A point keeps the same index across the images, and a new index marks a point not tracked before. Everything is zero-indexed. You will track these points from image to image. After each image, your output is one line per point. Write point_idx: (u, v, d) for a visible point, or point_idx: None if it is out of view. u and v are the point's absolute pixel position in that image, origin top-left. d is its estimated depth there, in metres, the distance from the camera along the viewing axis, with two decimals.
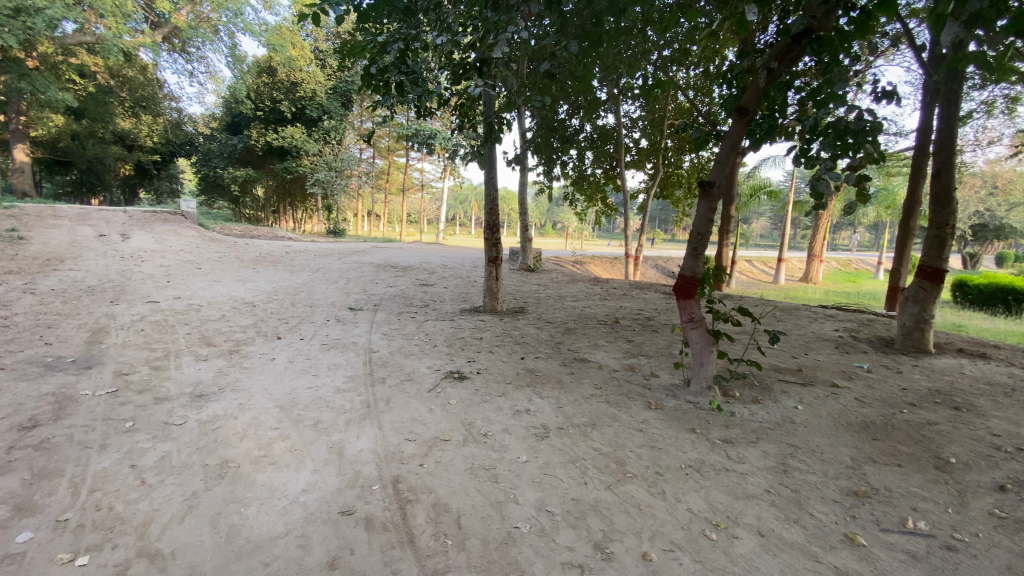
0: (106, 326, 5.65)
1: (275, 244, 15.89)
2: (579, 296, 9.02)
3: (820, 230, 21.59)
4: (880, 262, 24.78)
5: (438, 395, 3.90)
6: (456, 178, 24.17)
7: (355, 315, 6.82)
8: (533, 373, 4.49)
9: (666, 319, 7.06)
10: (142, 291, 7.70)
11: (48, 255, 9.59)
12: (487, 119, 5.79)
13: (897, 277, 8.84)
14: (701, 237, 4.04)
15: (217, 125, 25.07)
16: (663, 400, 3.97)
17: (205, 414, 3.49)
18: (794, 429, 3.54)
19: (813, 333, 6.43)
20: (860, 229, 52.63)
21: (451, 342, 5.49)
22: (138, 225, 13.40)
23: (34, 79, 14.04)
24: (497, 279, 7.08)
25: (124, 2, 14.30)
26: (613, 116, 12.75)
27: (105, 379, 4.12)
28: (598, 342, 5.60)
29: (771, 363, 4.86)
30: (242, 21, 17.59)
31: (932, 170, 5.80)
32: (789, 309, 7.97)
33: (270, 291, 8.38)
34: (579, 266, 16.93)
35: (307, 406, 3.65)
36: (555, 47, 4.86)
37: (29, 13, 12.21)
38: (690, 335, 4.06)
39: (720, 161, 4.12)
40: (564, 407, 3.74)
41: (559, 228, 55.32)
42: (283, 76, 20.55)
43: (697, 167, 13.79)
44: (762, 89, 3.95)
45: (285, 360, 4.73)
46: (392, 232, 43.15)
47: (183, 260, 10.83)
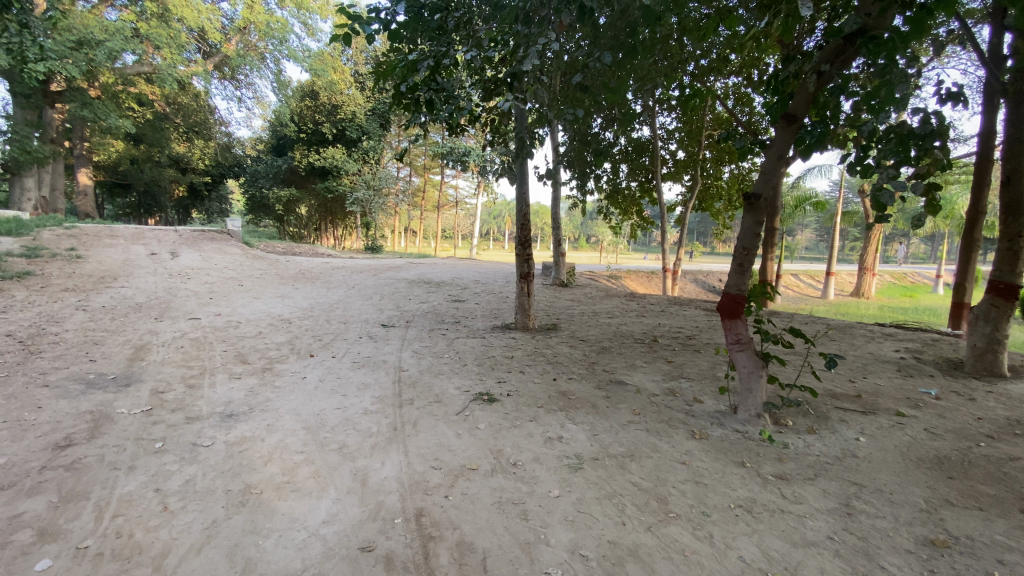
0: (148, 343, 5.82)
1: (315, 261, 16.29)
2: (615, 313, 8.74)
3: (871, 242, 20.50)
4: (939, 276, 23.23)
5: (467, 419, 3.75)
6: (490, 194, 24.33)
7: (387, 332, 6.79)
8: (566, 396, 4.28)
9: (707, 338, 6.70)
10: (186, 308, 7.95)
11: (103, 273, 10.10)
12: (519, 133, 5.70)
13: (961, 292, 8.15)
14: (747, 253, 3.78)
15: (263, 147, 26.22)
16: (707, 428, 3.68)
17: (232, 436, 3.46)
18: (857, 465, 3.19)
19: (871, 354, 5.95)
20: (914, 241, 49.92)
21: (482, 361, 5.35)
22: (186, 243, 14.02)
23: (96, 108, 15.06)
24: (529, 295, 6.92)
25: (177, 32, 15.23)
26: (648, 128, 12.55)
27: (141, 397, 4.18)
28: (635, 363, 5.34)
29: (826, 388, 4.48)
30: (287, 48, 18.39)
31: (1001, 177, 5.32)
32: (842, 328, 7.45)
33: (307, 307, 8.50)
34: (614, 281, 16.59)
35: (333, 429, 3.57)
36: (587, 58, 4.75)
37: (92, 46, 13.16)
38: (737, 358, 3.78)
39: (766, 171, 3.85)
40: (599, 435, 3.52)
41: (594, 242, 54.85)
42: (325, 99, 21.33)
43: (738, 178, 13.35)
44: (812, 94, 3.65)
45: (315, 379, 4.70)
46: (428, 247, 43.85)
47: (226, 277, 11.21)
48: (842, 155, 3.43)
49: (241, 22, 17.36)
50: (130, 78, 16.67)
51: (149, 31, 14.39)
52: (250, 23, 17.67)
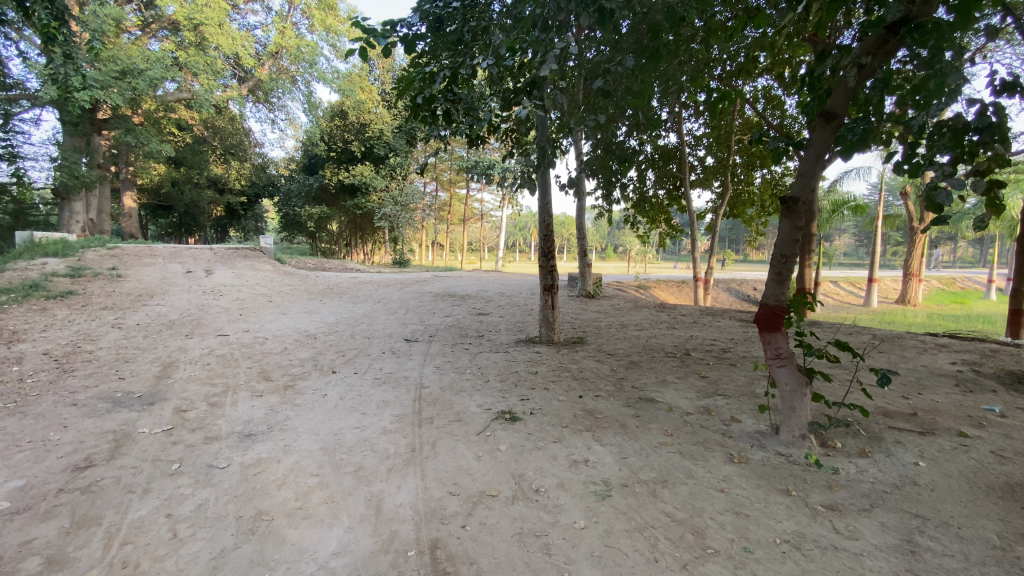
0: (176, 360, 5.89)
1: (343, 276, 16.50)
2: (644, 325, 8.44)
3: (915, 246, 19.53)
4: (991, 280, 21.89)
5: (488, 440, 3.58)
6: (515, 206, 24.31)
7: (410, 347, 6.70)
8: (593, 415, 4.06)
9: (743, 351, 6.35)
10: (215, 325, 8.07)
11: (140, 291, 10.42)
12: (539, 143, 5.57)
13: (1019, 298, 7.56)
14: (785, 260, 3.53)
15: (295, 166, 26.99)
16: (747, 451, 3.40)
17: (248, 457, 3.38)
18: (918, 494, 2.87)
19: (925, 368, 5.49)
20: (961, 244, 47.47)
21: (505, 377, 5.18)
22: (221, 261, 14.40)
23: (138, 133, 15.78)
24: (553, 307, 6.74)
25: (213, 58, 15.83)
26: (675, 134, 12.31)
27: (164, 416, 4.18)
28: (666, 379, 5.06)
29: (877, 406, 4.12)
30: (316, 70, 18.90)
31: None
32: (890, 339, 6.97)
33: (332, 322, 8.53)
34: (643, 291, 16.21)
35: (350, 449, 3.46)
36: (608, 62, 4.59)
37: (134, 75, 13.82)
38: (777, 374, 3.52)
39: (803, 173, 3.61)
40: (628, 458, 3.29)
41: (622, 252, 54.29)
42: (353, 118, 21.83)
43: (770, 183, 12.93)
44: (851, 89, 3.38)
45: (335, 396, 4.62)
46: (455, 261, 44.17)
47: (256, 293, 11.40)
48: (888, 154, 3.14)
49: (273, 48, 17.97)
50: (171, 104, 17.42)
51: (187, 59, 15.01)
52: (282, 48, 18.26)
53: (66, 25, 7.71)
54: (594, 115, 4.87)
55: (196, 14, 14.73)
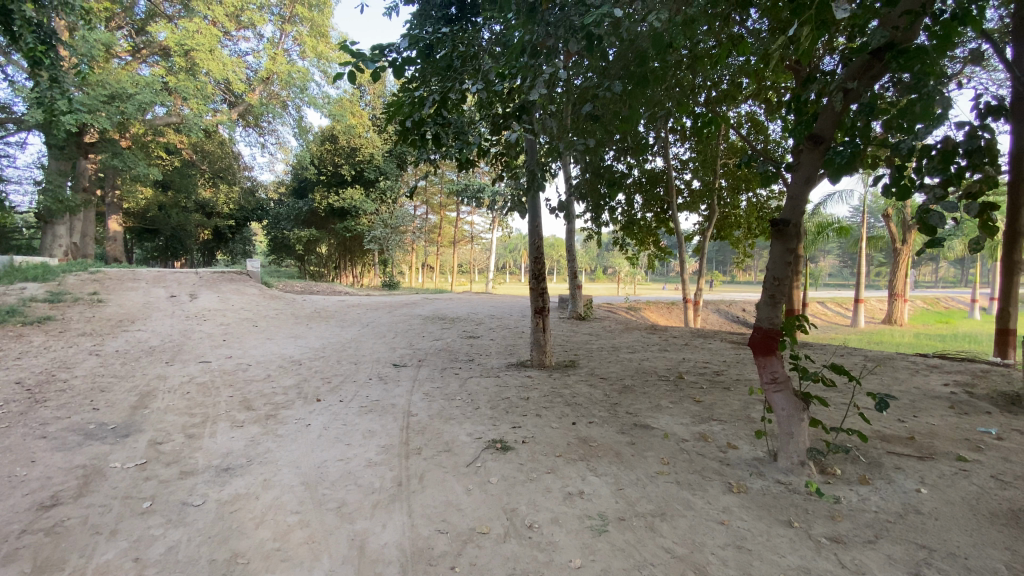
0: (154, 389, 5.67)
1: (331, 300, 16.27)
2: (635, 347, 8.36)
3: (899, 267, 19.85)
4: (974, 299, 22.21)
5: (478, 471, 3.44)
6: (505, 228, 24.37)
7: (398, 373, 6.53)
8: (586, 443, 3.94)
9: (737, 374, 6.28)
10: (197, 351, 7.84)
11: (122, 316, 10.16)
12: (528, 166, 5.57)
13: (1006, 318, 7.61)
14: (778, 282, 3.50)
15: (285, 191, 26.93)
16: (745, 480, 3.30)
17: (225, 493, 3.21)
18: (922, 523, 2.77)
19: (919, 390, 5.44)
20: (943, 265, 48.40)
21: (496, 404, 5.03)
22: (205, 285, 14.15)
23: (125, 157, 15.63)
24: (544, 330, 6.65)
25: (203, 83, 15.84)
26: (662, 158, 12.48)
27: (138, 449, 3.98)
28: (660, 404, 4.96)
29: (875, 431, 4.05)
30: (307, 96, 19.04)
31: None
32: (882, 360, 6.95)
33: (319, 348, 8.34)
34: (634, 313, 16.18)
35: (334, 484, 3.30)
36: (596, 88, 4.64)
37: (123, 99, 13.76)
38: (773, 400, 3.45)
39: (793, 196, 3.61)
40: (623, 490, 3.17)
41: (612, 274, 54.60)
42: (344, 142, 21.93)
43: (756, 206, 13.13)
44: (838, 113, 3.40)
45: (319, 426, 4.45)
46: (445, 283, 44.03)
47: (241, 318, 11.17)
48: (877, 176, 3.16)
49: (264, 73, 18.09)
50: (160, 128, 17.38)
51: (177, 84, 15.03)
52: (273, 73, 18.38)
53: (54, 49, 7.68)
54: (584, 139, 4.89)
55: (188, 40, 14.81)
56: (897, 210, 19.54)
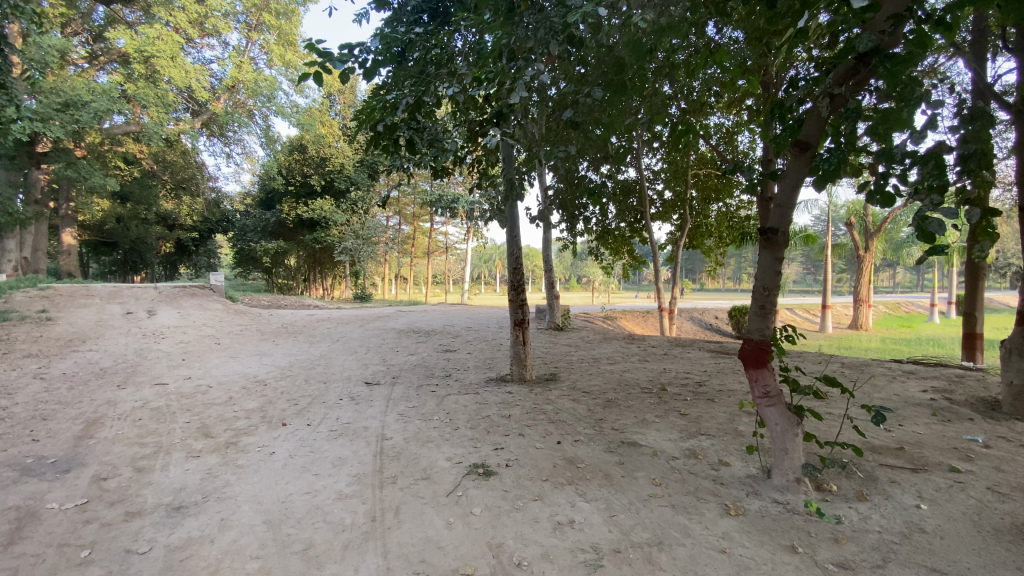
0: (102, 416, 5.19)
1: (300, 314, 15.70)
2: (616, 358, 8.22)
3: (863, 273, 20.44)
4: (933, 304, 23.05)
5: (459, 501, 3.18)
6: (480, 238, 24.16)
7: (372, 392, 6.21)
8: (574, 464, 3.72)
9: (719, 384, 6.19)
10: (153, 372, 7.31)
11: (72, 336, 9.47)
12: (506, 174, 5.36)
13: (972, 322, 7.78)
14: (768, 292, 3.39)
15: (252, 202, 26.09)
16: (742, 501, 3.14)
17: (175, 537, 2.86)
18: (928, 543, 2.65)
19: (899, 397, 5.44)
20: (900, 270, 50.47)
21: (476, 423, 4.77)
22: (165, 301, 13.42)
23: (80, 167, 14.78)
24: (524, 343, 6.44)
25: (164, 91, 15.19)
26: (635, 169, 12.54)
27: (79, 487, 3.56)
28: (646, 419, 4.79)
29: (865, 442, 3.97)
30: (274, 104, 18.52)
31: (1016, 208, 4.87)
32: (859, 367, 6.99)
33: (286, 366, 7.90)
34: (610, 322, 16.15)
35: (300, 522, 2.98)
36: (575, 95, 4.56)
37: (77, 107, 13.02)
38: (766, 414, 3.31)
39: (781, 204, 3.52)
40: (616, 517, 2.97)
41: (586, 283, 55.00)
42: (313, 152, 21.42)
43: (727, 215, 13.30)
44: (824, 118, 3.34)
45: (285, 454, 4.10)
46: (419, 295, 43.46)
47: (203, 335, 10.59)
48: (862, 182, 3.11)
49: (230, 82, 17.48)
50: (118, 137, 16.57)
51: (136, 92, 14.37)
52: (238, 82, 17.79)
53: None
54: (563, 148, 4.76)
55: (147, 47, 14.19)
56: (859, 218, 20.17)
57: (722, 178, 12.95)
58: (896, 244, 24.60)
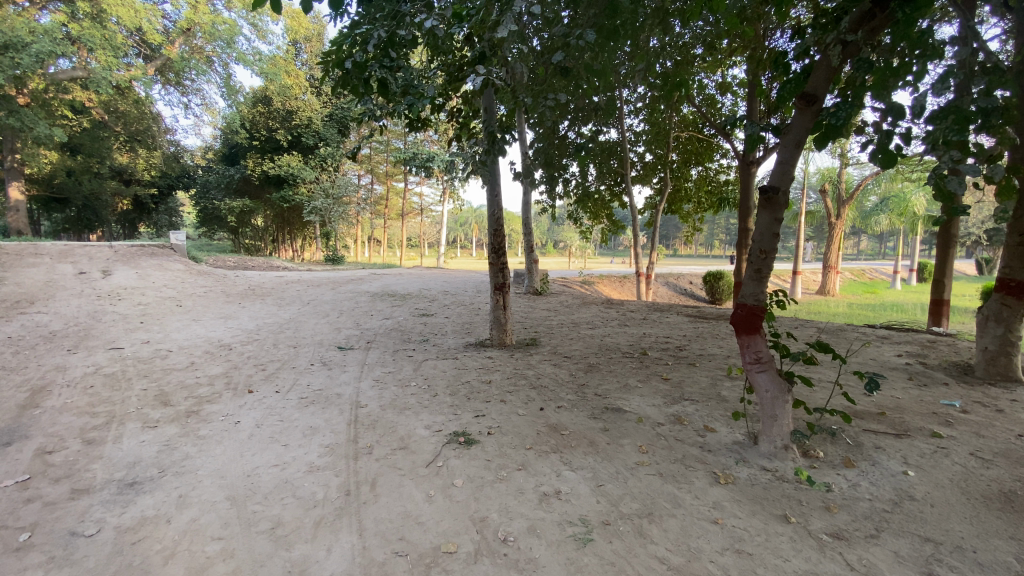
0: (49, 383, 4.75)
1: (269, 275, 15.08)
2: (596, 323, 8.13)
3: (833, 240, 20.77)
4: (896, 270, 23.76)
5: (440, 472, 3.01)
6: (455, 200, 23.55)
7: (344, 357, 5.94)
8: (557, 431, 3.59)
9: (699, 348, 6.13)
10: (108, 336, 6.83)
11: (17, 297, 8.77)
12: (487, 126, 5.01)
13: (940, 289, 7.88)
14: (764, 255, 3.20)
15: (214, 157, 24.69)
16: (731, 468, 3.06)
17: (128, 518, 2.60)
18: (919, 512, 2.63)
19: (876, 362, 5.48)
20: (865, 237, 52.04)
21: (455, 389, 4.59)
22: (122, 260, 12.62)
23: (23, 115, 13.41)
24: (505, 308, 6.24)
25: (113, 33, 13.86)
26: (616, 129, 12.18)
27: (19, 461, 3.21)
28: (628, 383, 4.68)
29: (848, 407, 3.95)
30: (235, 51, 17.24)
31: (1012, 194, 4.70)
32: (834, 331, 7.08)
33: (253, 330, 7.52)
34: (588, 286, 16.11)
35: (267, 497, 2.77)
36: (565, 36, 4.03)
37: (17, 49, 11.79)
38: (756, 380, 3.20)
39: (783, 161, 3.28)
40: (604, 487, 2.85)
41: (561, 248, 55.26)
42: (278, 105, 20.20)
43: (707, 178, 13.10)
44: (833, 68, 3.13)
45: (251, 424, 3.84)
46: (393, 257, 42.70)
47: (164, 297, 10.00)
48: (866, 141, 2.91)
49: (185, 24, 16.06)
50: (64, 84, 15.13)
51: (81, 32, 13.04)
52: (194, 25, 16.33)
53: None
54: (551, 95, 4.37)
55: None
56: (832, 186, 20.32)
57: (703, 141, 12.72)
58: (865, 212, 25.01)
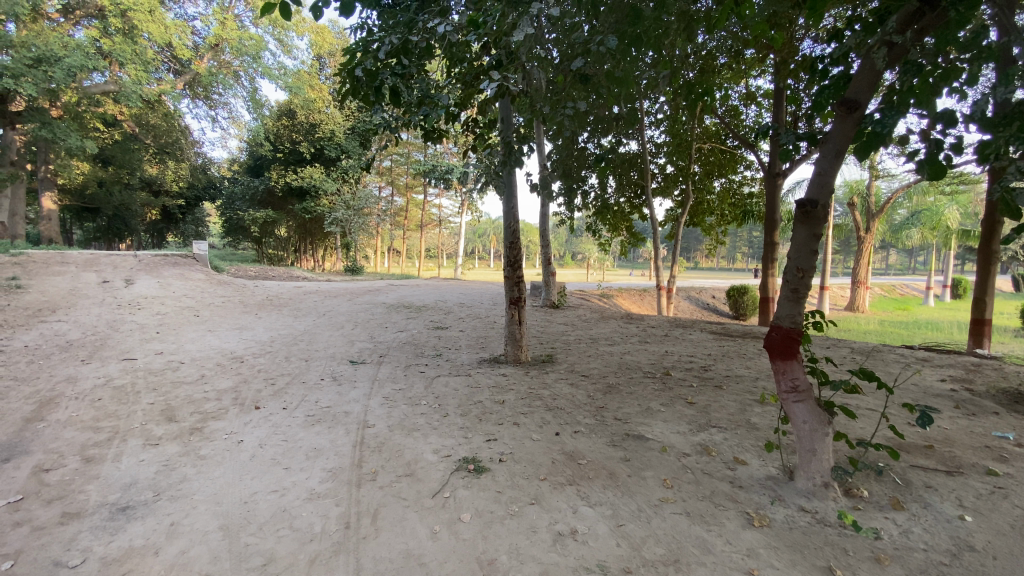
0: (58, 395, 4.68)
1: (287, 286, 15.14)
2: (615, 339, 7.85)
3: (862, 254, 20.09)
4: (929, 286, 22.85)
5: (446, 505, 2.80)
6: (474, 212, 23.52)
7: (355, 372, 5.78)
8: (574, 460, 3.35)
9: (725, 369, 5.81)
10: (123, 346, 6.81)
11: (41, 305, 8.88)
12: (504, 136, 4.87)
13: (981, 307, 7.37)
14: (802, 274, 2.94)
15: (239, 169, 25.18)
16: (765, 508, 2.78)
17: (115, 547, 2.45)
18: (983, 567, 2.32)
19: (918, 388, 5.08)
20: (894, 251, 50.58)
21: (467, 410, 4.38)
22: (145, 270, 12.79)
23: (55, 127, 13.78)
24: (520, 323, 6.03)
25: (143, 49, 14.22)
26: (636, 140, 11.95)
27: (15, 480, 3.09)
28: (650, 407, 4.40)
29: (891, 439, 3.63)
30: (261, 65, 17.52)
31: None
32: (869, 352, 6.69)
33: (266, 342, 7.44)
34: (606, 300, 15.80)
35: (261, 528, 2.60)
36: (585, 43, 3.87)
37: (50, 63, 12.10)
38: (792, 411, 2.93)
39: (822, 171, 3.02)
40: (624, 527, 2.61)
41: (579, 259, 55.09)
42: (302, 118, 20.56)
43: (731, 191, 12.75)
44: (879, 71, 2.87)
45: (254, 443, 3.69)
46: (411, 268, 42.91)
47: (182, 307, 10.04)
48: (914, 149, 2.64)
49: (213, 40, 16.49)
50: (97, 97, 15.51)
51: (112, 48, 13.38)
52: (223, 41, 16.70)
53: None
54: (570, 104, 4.19)
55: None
56: (861, 199, 19.69)
57: (726, 152, 12.38)
58: (895, 226, 24.20)
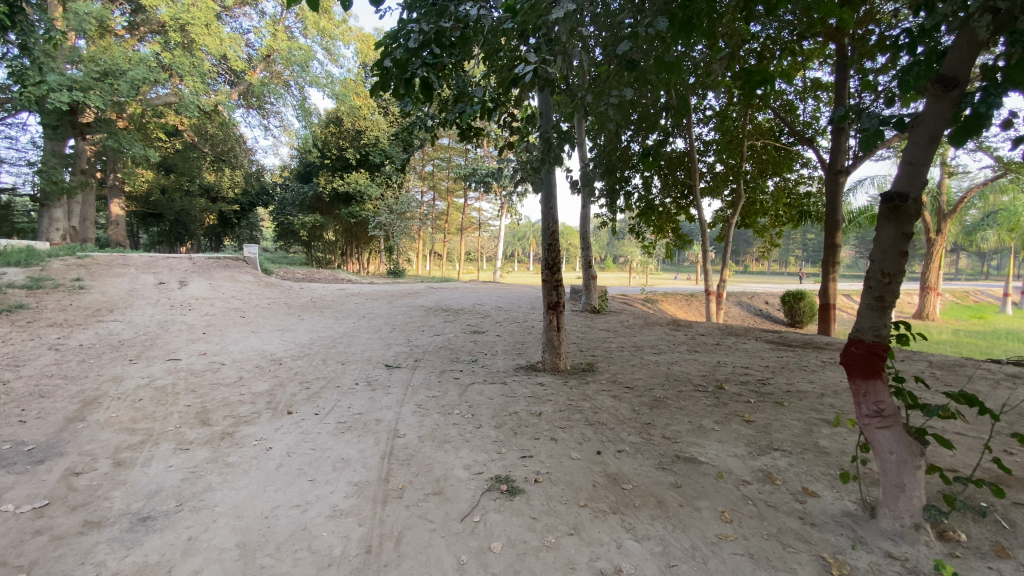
0: (102, 395, 4.77)
1: (331, 288, 15.41)
2: (660, 347, 7.42)
3: (932, 258, 18.49)
4: (1006, 293, 20.89)
5: (476, 531, 2.55)
6: (514, 215, 23.35)
7: (389, 377, 5.66)
8: (617, 484, 3.03)
9: (785, 383, 5.31)
10: (170, 346, 6.98)
11: (101, 305, 9.29)
12: (543, 132, 4.60)
13: None
14: (888, 280, 2.52)
15: (290, 175, 26.06)
16: (844, 554, 2.38)
17: (128, 563, 2.34)
18: None
19: (1016, 412, 4.41)
20: (967, 254, 46.89)
21: (502, 421, 4.14)
22: (198, 271, 13.30)
23: (121, 137, 14.52)
24: (558, 329, 5.73)
25: (201, 62, 14.77)
26: (683, 137, 11.42)
27: (45, 484, 3.07)
28: (702, 425, 4.00)
29: (992, 475, 3.10)
30: (310, 75, 17.96)
31: None
32: (950, 367, 5.97)
33: (305, 344, 7.47)
34: (650, 305, 15.24)
35: (279, 549, 2.43)
36: (631, 26, 3.54)
37: (116, 76, 12.73)
38: (876, 438, 2.51)
39: (910, 161, 2.55)
40: (676, 569, 2.28)
41: (622, 263, 54.20)
42: (348, 125, 20.98)
43: (785, 190, 11.97)
44: (982, 42, 2.37)
45: (282, 452, 3.57)
46: (452, 270, 43.39)
47: (229, 308, 10.32)
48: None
49: (265, 51, 17.04)
50: (159, 109, 16.30)
51: (172, 60, 13.94)
52: (274, 51, 17.23)
53: (23, 14, 6.76)
54: (615, 95, 3.86)
55: (183, 14, 13.67)
56: (932, 198, 18.13)
57: (781, 150, 11.58)
58: (968, 228, 22.31)
